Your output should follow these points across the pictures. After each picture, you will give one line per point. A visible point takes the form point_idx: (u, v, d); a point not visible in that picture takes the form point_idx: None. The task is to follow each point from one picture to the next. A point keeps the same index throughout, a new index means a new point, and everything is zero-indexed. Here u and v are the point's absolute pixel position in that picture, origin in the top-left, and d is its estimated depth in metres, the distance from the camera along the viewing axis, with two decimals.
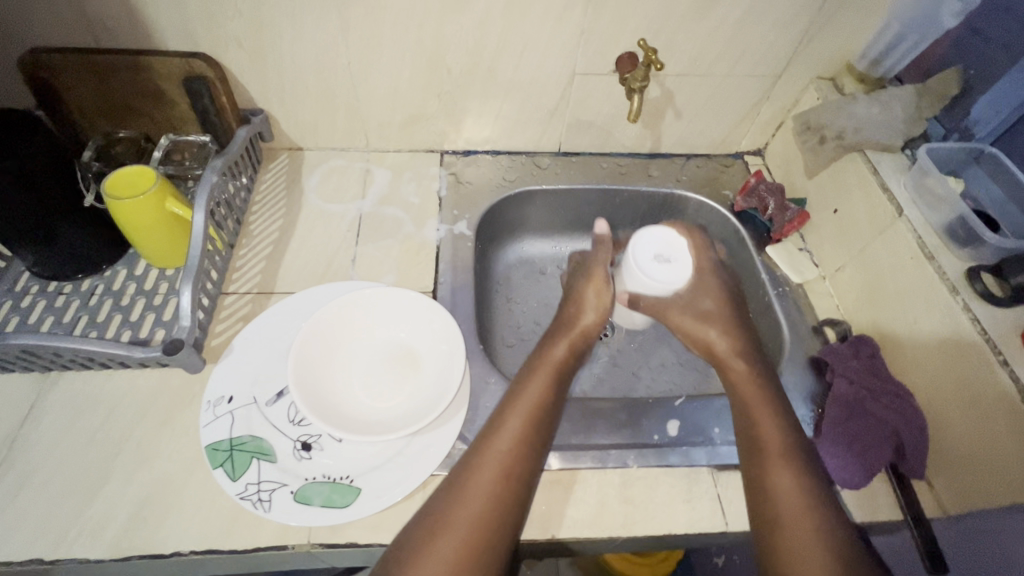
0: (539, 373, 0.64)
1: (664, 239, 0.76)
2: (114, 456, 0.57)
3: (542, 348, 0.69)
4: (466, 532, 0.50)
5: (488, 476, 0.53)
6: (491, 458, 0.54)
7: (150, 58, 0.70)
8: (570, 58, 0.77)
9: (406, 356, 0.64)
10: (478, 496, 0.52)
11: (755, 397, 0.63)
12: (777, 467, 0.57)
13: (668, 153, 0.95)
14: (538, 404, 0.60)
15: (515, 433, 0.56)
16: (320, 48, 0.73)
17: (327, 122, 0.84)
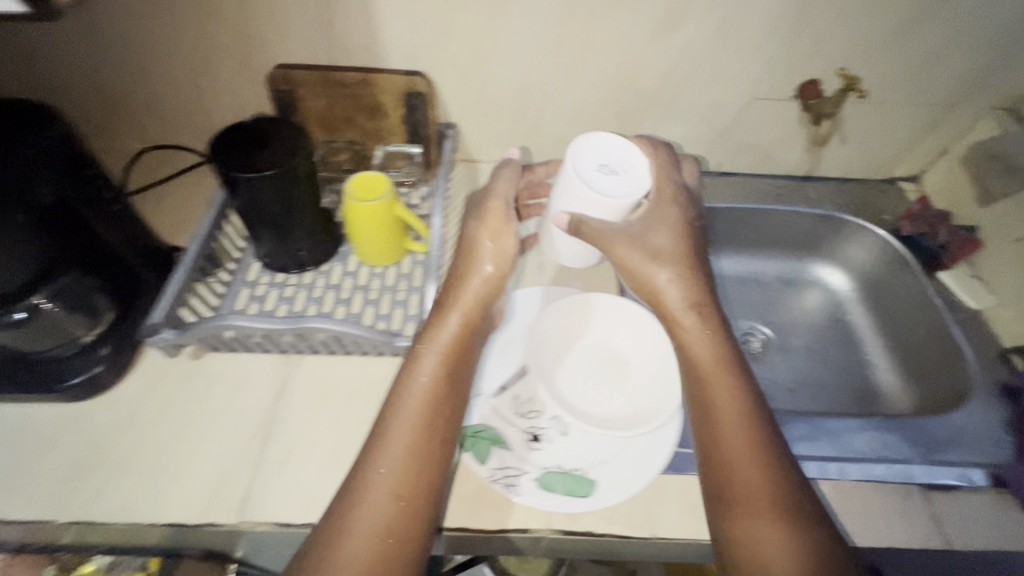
0: (426, 346, 0.60)
1: (608, 150, 0.63)
2: (363, 435, 0.62)
3: (437, 318, 0.62)
4: (384, 510, 0.50)
5: (396, 457, 0.53)
6: (402, 439, 0.53)
7: (380, 75, 0.77)
8: (755, 83, 0.81)
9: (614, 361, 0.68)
10: (391, 473, 0.51)
11: (719, 378, 0.58)
12: (736, 463, 0.54)
13: (823, 176, 0.97)
14: (414, 395, 0.56)
15: (418, 414, 0.55)
16: (526, 70, 0.79)
17: (508, 137, 0.90)
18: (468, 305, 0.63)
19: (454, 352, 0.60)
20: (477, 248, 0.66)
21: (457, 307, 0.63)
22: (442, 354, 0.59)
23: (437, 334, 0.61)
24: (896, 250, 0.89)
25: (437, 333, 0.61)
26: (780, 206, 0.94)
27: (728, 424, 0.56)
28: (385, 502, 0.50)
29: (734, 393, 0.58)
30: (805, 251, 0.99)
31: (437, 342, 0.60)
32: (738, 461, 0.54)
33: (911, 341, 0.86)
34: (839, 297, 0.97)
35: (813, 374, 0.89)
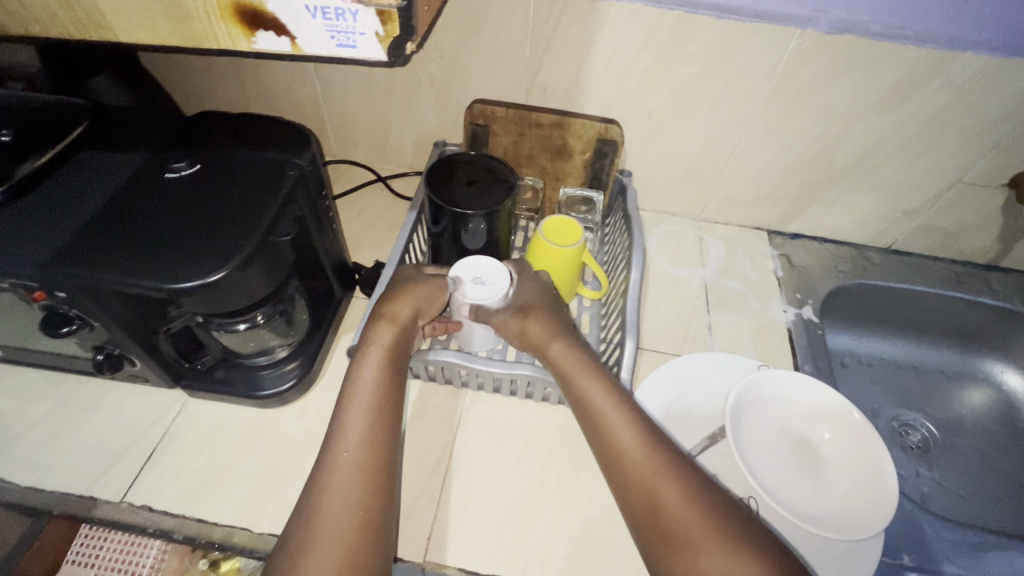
0: (369, 347, 0.55)
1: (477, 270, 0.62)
2: (542, 487, 0.61)
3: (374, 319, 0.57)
4: (340, 523, 0.44)
5: (334, 458, 0.47)
6: (341, 439, 0.48)
7: (574, 120, 0.77)
8: (962, 167, 0.76)
9: (809, 450, 0.64)
10: (340, 476, 0.46)
11: (617, 424, 0.52)
12: (666, 523, 0.45)
13: (1008, 267, 0.90)
14: (377, 397, 0.52)
15: (362, 419, 0.50)
16: (721, 128, 0.78)
17: (678, 189, 0.89)
18: (400, 304, 0.58)
19: (384, 352, 0.55)
20: (417, 277, 0.60)
21: (391, 310, 0.58)
22: (384, 348, 0.55)
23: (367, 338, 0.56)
24: None
25: (377, 335, 0.56)
26: (961, 294, 0.88)
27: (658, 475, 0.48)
28: (329, 504, 0.45)
29: (631, 433, 0.51)
30: (979, 345, 0.92)
31: (375, 343, 0.55)
32: (676, 520, 0.45)
33: None
34: (1011, 401, 0.89)
35: (983, 482, 0.82)
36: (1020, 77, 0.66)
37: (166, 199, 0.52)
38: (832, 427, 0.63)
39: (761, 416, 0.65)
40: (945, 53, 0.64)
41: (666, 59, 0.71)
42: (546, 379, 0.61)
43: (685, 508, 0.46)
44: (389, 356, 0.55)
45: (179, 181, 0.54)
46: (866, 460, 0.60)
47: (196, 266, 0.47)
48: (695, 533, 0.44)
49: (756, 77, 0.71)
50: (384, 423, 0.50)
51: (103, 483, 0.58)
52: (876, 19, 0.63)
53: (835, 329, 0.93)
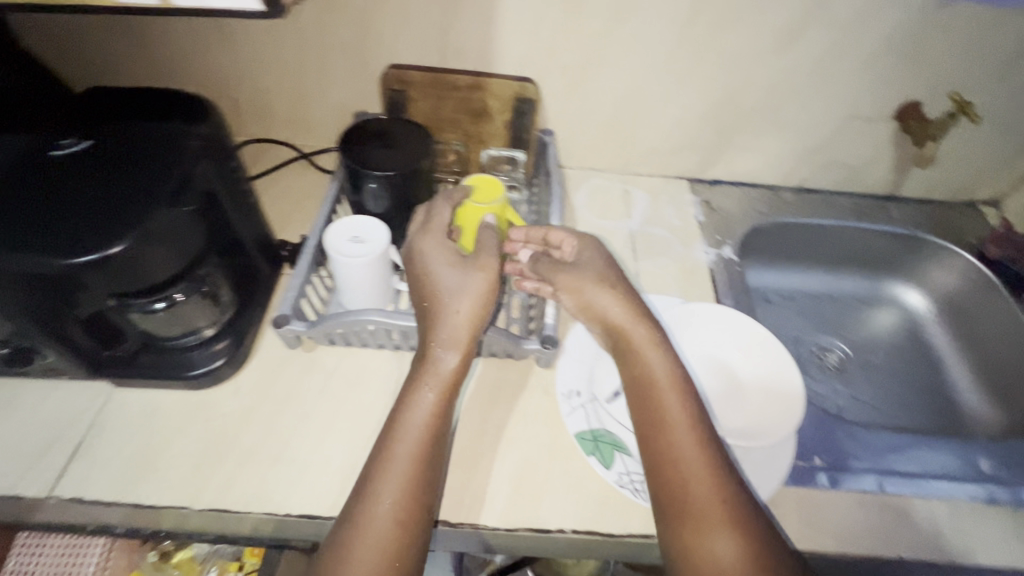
0: (421, 379, 0.58)
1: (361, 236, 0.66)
2: (482, 434, 0.63)
3: (427, 350, 0.59)
4: (368, 557, 0.48)
5: (371, 500, 0.51)
6: (382, 481, 0.52)
7: (491, 80, 0.78)
8: (853, 103, 0.82)
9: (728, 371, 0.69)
10: (382, 512, 0.50)
11: (672, 400, 0.56)
12: (681, 482, 0.52)
13: (904, 197, 0.98)
14: (423, 437, 0.55)
15: (407, 454, 0.53)
16: (634, 80, 0.80)
17: (600, 144, 0.91)
18: (466, 328, 0.59)
19: (441, 402, 0.57)
20: (437, 265, 0.62)
21: (455, 342, 0.59)
22: (440, 386, 0.57)
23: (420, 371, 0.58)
24: (983, 275, 0.89)
25: (438, 365, 0.58)
26: (865, 224, 0.95)
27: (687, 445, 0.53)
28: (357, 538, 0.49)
29: (682, 410, 0.55)
30: (886, 269, 0.99)
31: (427, 375, 0.58)
32: (690, 483, 0.51)
33: (996, 364, 0.87)
34: (915, 318, 0.97)
35: (893, 391, 0.90)
36: (893, 14, 0.71)
37: (57, 175, 0.50)
38: (748, 358, 0.68)
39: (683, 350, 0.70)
40: None
41: (573, 13, 0.72)
42: None
43: (699, 473, 0.52)
44: (443, 393, 0.57)
45: (71, 156, 0.51)
46: (775, 374, 0.66)
47: (89, 239, 0.46)
48: (701, 494, 0.50)
49: (661, 26, 0.73)
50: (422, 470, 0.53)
51: (26, 481, 0.56)
52: None
53: (757, 268, 0.99)
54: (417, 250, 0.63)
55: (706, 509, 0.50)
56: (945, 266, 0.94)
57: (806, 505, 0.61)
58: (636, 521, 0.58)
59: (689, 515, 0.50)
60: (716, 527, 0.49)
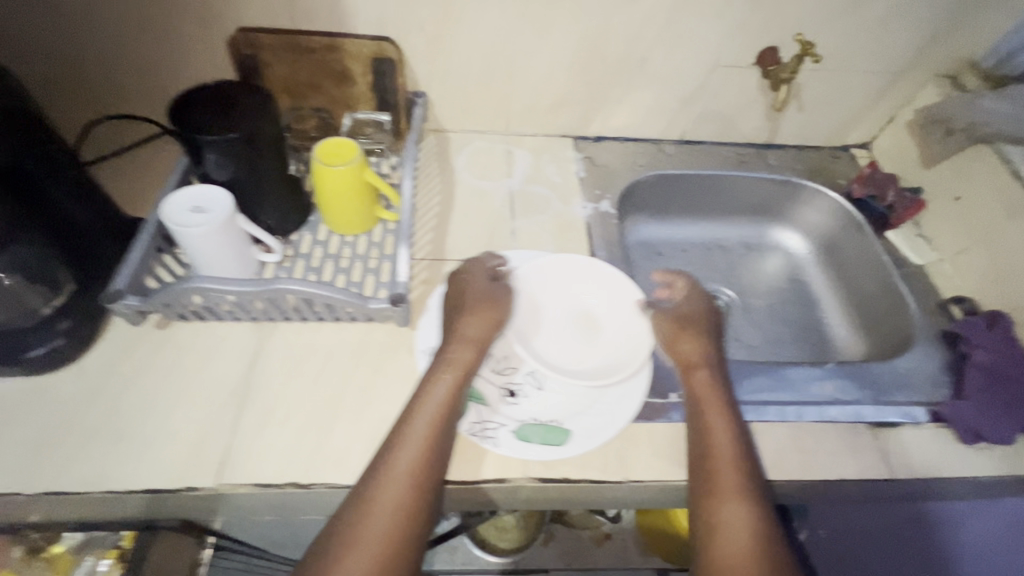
0: (438, 375, 0.60)
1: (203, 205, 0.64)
2: (340, 396, 0.63)
3: (453, 341, 0.63)
4: (382, 522, 0.51)
5: (383, 495, 0.52)
6: (388, 477, 0.53)
7: (345, 40, 0.76)
8: (714, 51, 0.83)
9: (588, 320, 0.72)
10: (392, 482, 0.53)
11: (706, 384, 0.63)
12: (712, 461, 0.57)
13: (781, 145, 1.01)
14: (441, 409, 0.58)
15: (423, 427, 0.56)
16: (496, 36, 0.80)
17: (478, 105, 0.91)
18: (478, 326, 0.64)
19: (454, 391, 0.59)
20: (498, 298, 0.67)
21: (477, 341, 0.63)
22: (462, 366, 0.61)
23: (435, 368, 0.61)
24: (850, 213, 0.94)
25: (459, 355, 0.62)
26: (744, 172, 0.97)
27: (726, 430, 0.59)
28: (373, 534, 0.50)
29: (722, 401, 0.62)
30: (768, 214, 1.03)
31: (455, 367, 0.61)
32: (719, 461, 0.57)
33: (863, 297, 0.91)
34: (795, 260, 1.02)
35: (771, 331, 0.94)
36: None
37: None
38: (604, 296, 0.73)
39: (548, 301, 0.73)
40: None
41: None
42: (313, 292, 0.62)
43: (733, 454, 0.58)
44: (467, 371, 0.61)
45: None
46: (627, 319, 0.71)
47: None
48: (730, 471, 0.56)
49: None
50: (433, 461, 0.55)
51: None
52: None
53: (646, 220, 1.01)
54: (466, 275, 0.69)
55: (725, 482, 0.56)
56: (817, 207, 0.98)
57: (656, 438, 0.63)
58: (488, 466, 0.59)
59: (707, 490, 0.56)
60: (729, 499, 0.55)
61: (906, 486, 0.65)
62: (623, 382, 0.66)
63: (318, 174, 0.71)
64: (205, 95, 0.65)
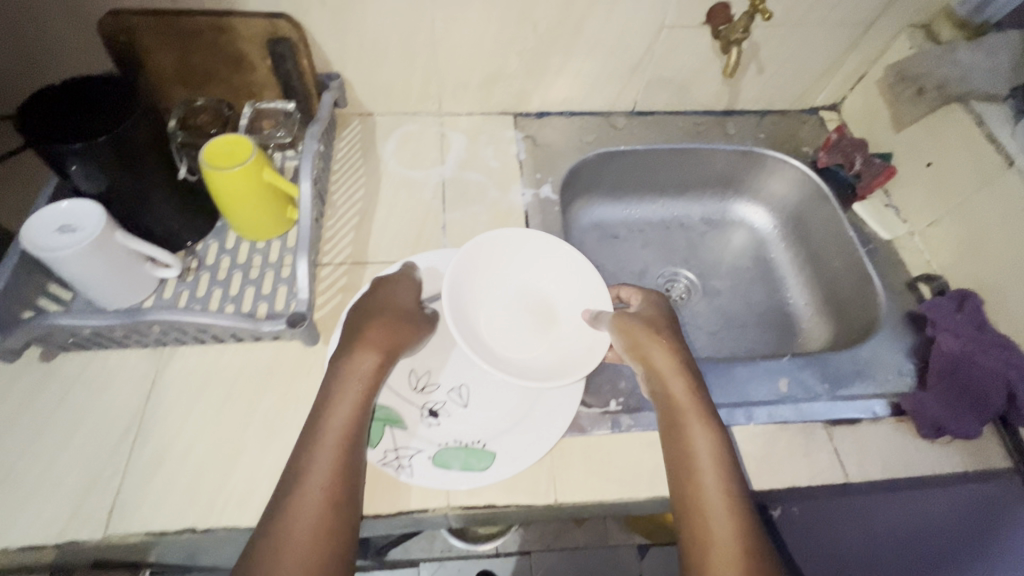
0: (335, 397, 0.51)
1: (75, 226, 0.56)
2: (245, 426, 0.57)
3: (352, 350, 0.54)
4: (299, 561, 0.43)
5: (286, 546, 0.43)
6: (292, 520, 0.45)
7: (233, 18, 0.66)
8: (659, 11, 0.74)
9: (542, 307, 0.67)
10: (303, 513, 0.45)
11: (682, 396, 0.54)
12: (694, 497, 0.49)
13: (743, 110, 0.93)
14: (347, 431, 0.50)
15: (331, 454, 0.48)
16: (408, 6, 0.70)
17: (402, 84, 0.81)
18: (385, 332, 0.55)
19: (352, 416, 0.51)
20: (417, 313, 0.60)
21: (374, 345, 0.54)
22: (364, 380, 0.52)
23: (329, 388, 0.52)
24: (815, 184, 0.86)
25: (355, 364, 0.53)
26: (701, 144, 0.89)
27: (703, 455, 0.51)
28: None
29: (692, 418, 0.53)
30: (730, 186, 0.95)
31: (354, 384, 0.52)
32: (700, 482, 0.50)
33: (829, 276, 0.85)
34: (758, 235, 0.95)
35: (733, 313, 0.88)
36: None
37: None
38: (571, 287, 0.67)
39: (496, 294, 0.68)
40: None
41: None
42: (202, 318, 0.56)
43: (715, 485, 0.50)
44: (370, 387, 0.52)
45: None
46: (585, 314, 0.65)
47: None
48: (714, 505, 0.48)
49: None
50: (338, 494, 0.47)
51: None
52: None
53: (600, 200, 0.93)
54: (388, 286, 0.61)
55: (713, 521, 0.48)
56: (781, 177, 0.91)
57: (592, 453, 0.58)
58: (405, 499, 0.54)
59: (693, 533, 0.48)
60: (718, 541, 0.47)
61: (864, 487, 0.61)
62: (556, 393, 0.61)
63: (209, 181, 0.62)
64: (61, 96, 0.57)
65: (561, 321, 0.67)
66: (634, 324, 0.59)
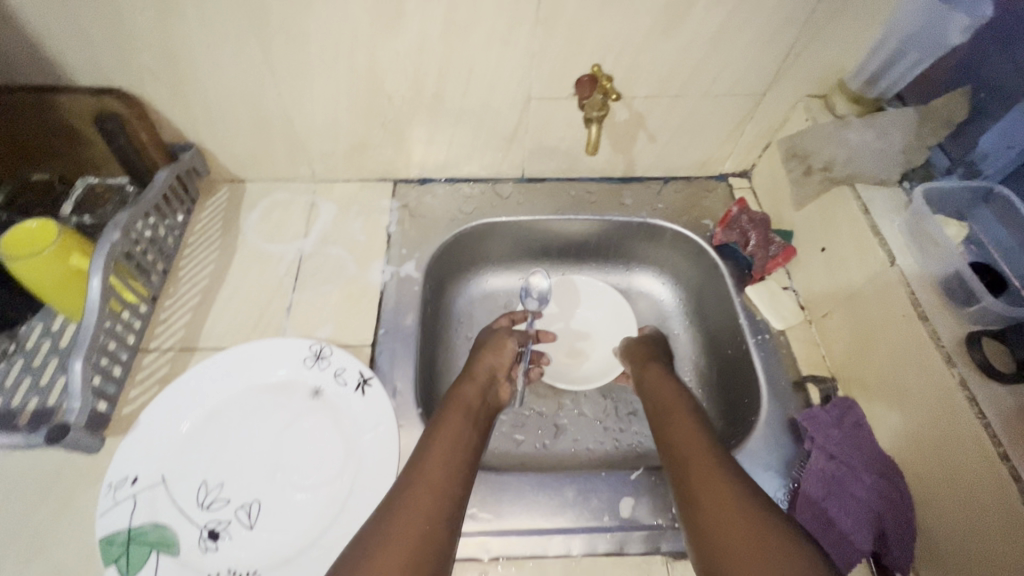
0: (453, 411, 0.61)
1: None
2: (8, 544, 0.53)
3: (455, 386, 0.66)
4: (409, 523, 0.47)
5: (416, 504, 0.49)
6: (420, 489, 0.50)
7: (56, 95, 0.63)
8: (522, 84, 0.69)
9: (589, 339, 0.86)
10: (421, 485, 0.51)
11: (682, 421, 0.62)
12: (698, 472, 0.53)
13: (643, 176, 0.87)
14: (458, 436, 0.58)
15: (440, 449, 0.55)
16: (248, 80, 0.67)
17: (266, 153, 0.78)
18: (490, 362, 0.71)
19: (472, 425, 0.61)
20: (507, 334, 0.75)
21: (472, 380, 0.68)
22: (462, 405, 0.63)
23: (456, 404, 0.63)
24: (713, 261, 0.78)
25: (461, 393, 0.65)
26: (591, 214, 0.83)
27: (698, 441, 0.58)
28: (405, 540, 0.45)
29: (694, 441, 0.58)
30: (632, 255, 0.88)
31: (460, 406, 0.63)
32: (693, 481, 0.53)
33: (723, 364, 0.77)
34: (662, 309, 0.87)
35: (621, 400, 0.81)
36: None
37: None
38: (596, 314, 0.87)
39: (319, 392, 0.63)
40: None
41: (106, 6, 0.57)
42: None
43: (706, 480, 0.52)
44: (467, 412, 0.62)
45: None
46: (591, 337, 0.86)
47: None
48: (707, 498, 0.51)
49: (229, 12, 0.59)
50: (461, 472, 0.54)
51: None
52: None
53: (489, 269, 0.87)
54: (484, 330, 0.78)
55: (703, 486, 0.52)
56: (680, 249, 0.83)
57: None
58: None
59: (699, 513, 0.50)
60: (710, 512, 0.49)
61: None
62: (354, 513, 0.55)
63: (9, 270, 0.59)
64: None
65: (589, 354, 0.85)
66: (631, 345, 0.78)
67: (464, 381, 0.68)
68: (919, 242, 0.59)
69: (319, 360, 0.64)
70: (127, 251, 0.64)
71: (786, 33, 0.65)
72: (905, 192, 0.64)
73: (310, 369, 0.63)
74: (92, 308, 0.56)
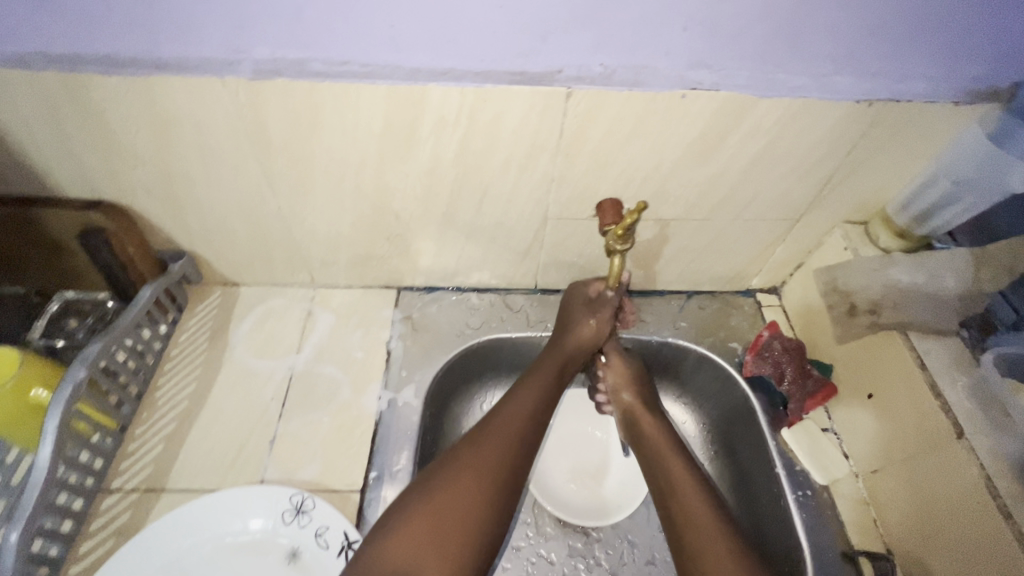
0: (548, 362, 0.65)
1: None
2: None
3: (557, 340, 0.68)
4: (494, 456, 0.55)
5: (476, 469, 0.53)
6: (505, 427, 0.57)
7: (40, 211, 0.59)
8: (540, 205, 0.64)
9: (600, 467, 0.78)
10: (508, 420, 0.58)
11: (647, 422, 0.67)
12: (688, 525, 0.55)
13: (664, 290, 0.80)
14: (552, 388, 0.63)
15: (530, 395, 0.61)
16: (245, 195, 0.62)
17: (263, 260, 0.73)
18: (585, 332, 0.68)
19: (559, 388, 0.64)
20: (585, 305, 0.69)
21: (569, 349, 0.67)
22: (558, 362, 0.66)
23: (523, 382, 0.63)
24: (742, 391, 0.72)
25: (557, 354, 0.67)
26: None
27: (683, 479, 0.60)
28: (454, 511, 0.50)
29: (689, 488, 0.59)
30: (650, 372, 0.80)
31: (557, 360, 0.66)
32: (693, 529, 0.55)
33: (754, 512, 0.67)
34: (683, 435, 0.77)
35: (638, 547, 0.70)
36: (516, 105, 0.53)
37: None
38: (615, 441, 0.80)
39: (297, 555, 0.55)
40: (408, 88, 0.51)
41: (99, 127, 0.54)
42: None
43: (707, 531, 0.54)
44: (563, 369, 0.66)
45: None
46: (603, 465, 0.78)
47: None
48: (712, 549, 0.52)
49: (229, 133, 0.55)
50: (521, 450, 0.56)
51: None
52: (309, 54, 0.49)
53: (493, 384, 0.79)
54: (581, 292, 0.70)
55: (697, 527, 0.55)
56: (705, 372, 0.76)
57: None
58: None
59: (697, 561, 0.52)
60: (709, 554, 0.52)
61: None
62: None
63: None
64: None
65: (596, 483, 0.76)
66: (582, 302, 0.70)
67: (544, 359, 0.66)
68: (988, 412, 0.52)
69: (300, 515, 0.56)
70: (97, 381, 0.58)
71: (827, 166, 0.60)
72: (965, 344, 0.58)
73: (288, 525, 0.56)
74: (38, 462, 0.49)
